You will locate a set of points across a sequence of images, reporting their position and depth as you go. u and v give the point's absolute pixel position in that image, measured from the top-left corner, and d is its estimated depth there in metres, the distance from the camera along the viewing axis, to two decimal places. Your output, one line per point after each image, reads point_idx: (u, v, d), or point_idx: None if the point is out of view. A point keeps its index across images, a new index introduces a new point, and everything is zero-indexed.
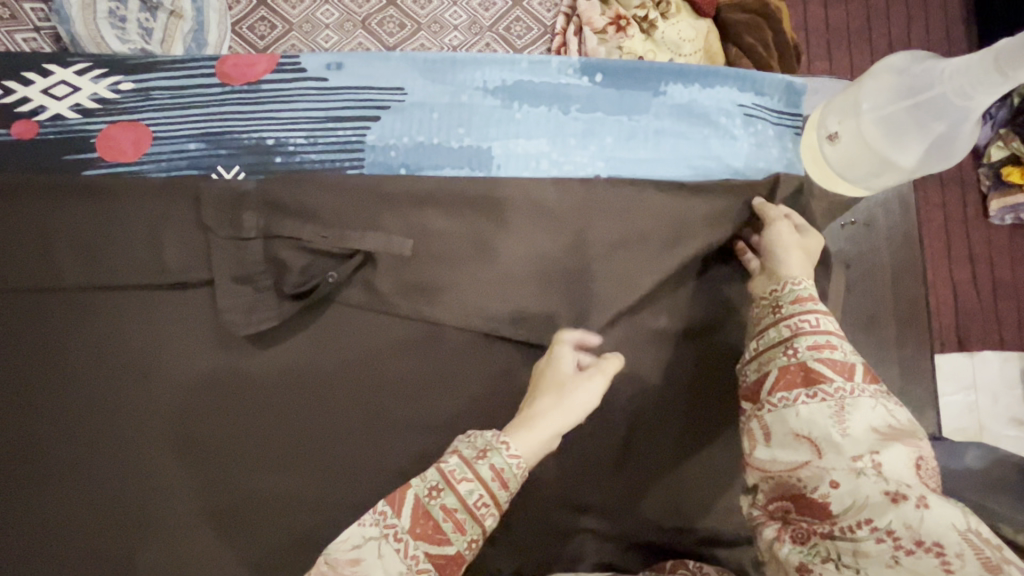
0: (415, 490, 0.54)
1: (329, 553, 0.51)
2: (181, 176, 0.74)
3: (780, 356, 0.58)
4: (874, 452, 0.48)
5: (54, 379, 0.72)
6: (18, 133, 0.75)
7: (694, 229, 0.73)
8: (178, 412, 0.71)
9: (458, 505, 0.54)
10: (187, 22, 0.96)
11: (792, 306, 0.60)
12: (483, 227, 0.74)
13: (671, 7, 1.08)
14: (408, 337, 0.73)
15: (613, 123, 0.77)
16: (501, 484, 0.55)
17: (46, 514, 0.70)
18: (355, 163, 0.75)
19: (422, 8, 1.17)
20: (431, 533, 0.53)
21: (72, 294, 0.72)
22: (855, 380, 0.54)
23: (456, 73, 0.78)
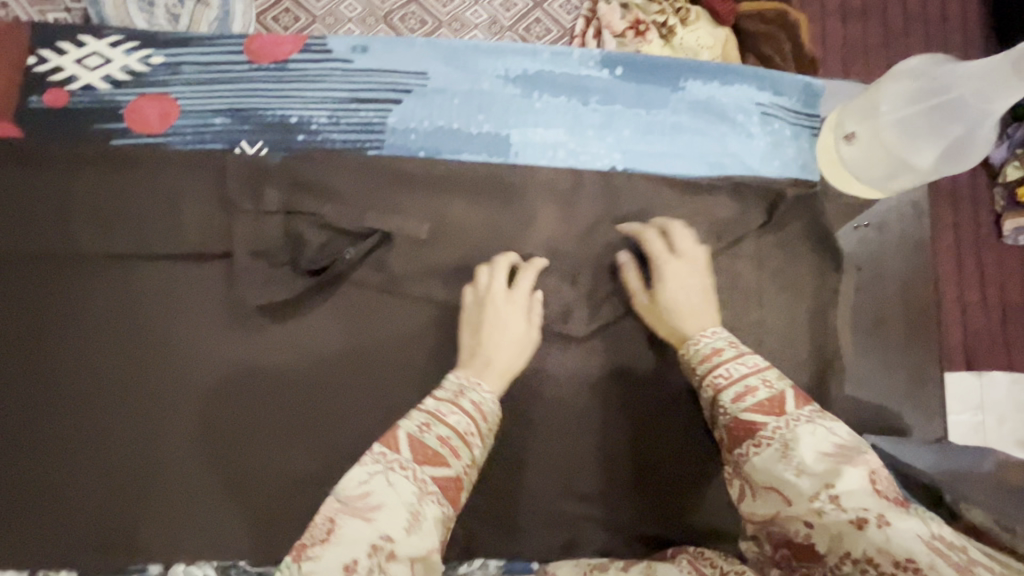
0: (407, 429, 0.55)
1: (335, 496, 0.50)
2: (206, 149, 0.75)
3: (718, 418, 0.58)
4: (829, 486, 0.47)
5: (72, 343, 0.73)
6: (50, 102, 0.76)
7: (706, 226, 0.75)
8: (193, 386, 0.73)
9: (450, 432, 0.56)
10: (214, 11, 0.96)
11: (702, 365, 0.61)
12: (499, 215, 0.75)
13: (692, 14, 1.10)
14: (421, 318, 0.74)
15: (631, 116, 0.77)
16: (480, 416, 0.60)
17: (57, 476, 0.71)
18: (376, 144, 0.76)
19: (443, 6, 1.18)
20: (432, 457, 0.54)
21: (96, 261, 0.74)
22: (786, 412, 0.54)
23: (478, 61, 0.77)
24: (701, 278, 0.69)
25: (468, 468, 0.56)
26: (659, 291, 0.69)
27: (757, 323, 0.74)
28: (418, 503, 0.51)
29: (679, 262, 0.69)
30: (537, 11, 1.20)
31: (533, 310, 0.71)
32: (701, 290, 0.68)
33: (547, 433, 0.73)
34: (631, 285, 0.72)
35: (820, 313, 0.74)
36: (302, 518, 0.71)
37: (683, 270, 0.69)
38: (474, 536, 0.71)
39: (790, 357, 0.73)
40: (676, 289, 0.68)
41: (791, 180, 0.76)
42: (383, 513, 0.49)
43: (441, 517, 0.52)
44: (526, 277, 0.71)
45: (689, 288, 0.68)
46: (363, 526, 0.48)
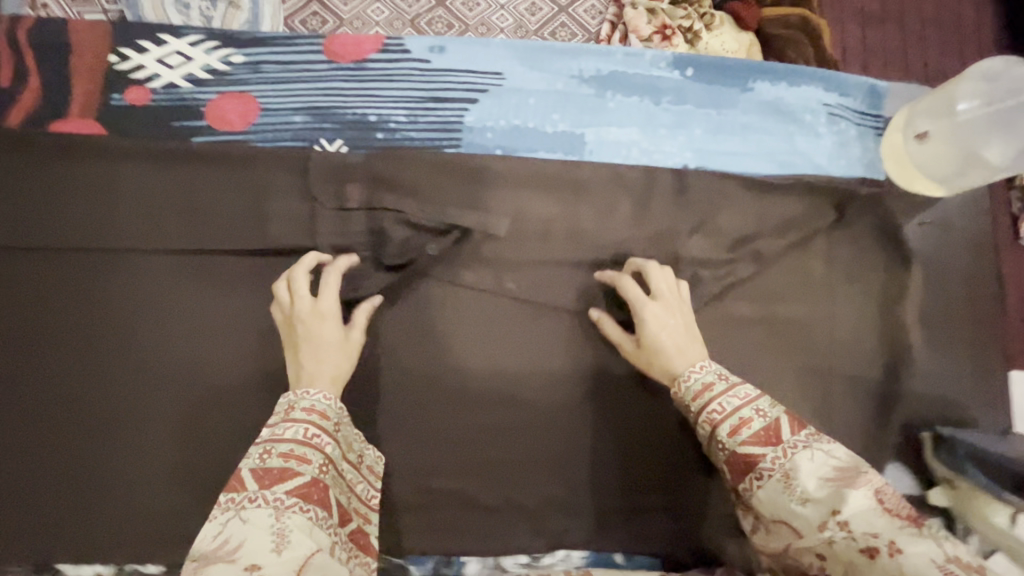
0: (248, 466, 0.53)
1: (193, 559, 0.47)
2: (288, 147, 0.76)
3: (718, 452, 0.58)
4: (836, 513, 0.49)
5: (128, 336, 0.73)
6: (133, 99, 0.77)
7: (778, 223, 0.77)
8: (245, 377, 0.73)
9: (292, 443, 0.55)
10: (244, 14, 0.97)
11: (696, 402, 0.61)
12: (575, 211, 0.77)
13: (716, 20, 1.14)
14: (501, 313, 0.75)
15: (701, 116, 0.79)
16: (320, 416, 0.58)
17: (111, 467, 0.71)
18: (453, 142, 0.78)
19: (470, 11, 1.20)
20: (280, 475, 0.53)
21: (174, 257, 0.75)
22: (782, 440, 0.54)
23: (553, 62, 0.79)
24: (682, 317, 0.68)
25: (325, 466, 0.56)
26: (642, 336, 0.68)
27: (829, 316, 0.76)
28: (280, 521, 0.50)
29: (658, 304, 0.69)
30: (562, 15, 1.22)
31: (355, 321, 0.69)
32: (682, 328, 0.67)
33: (626, 425, 0.74)
34: (611, 335, 0.72)
35: (889, 307, 0.76)
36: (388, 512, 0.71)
37: (663, 311, 0.68)
38: (558, 527, 0.72)
39: (861, 349, 0.76)
40: (659, 333, 0.67)
41: (859, 178, 0.78)
42: (247, 546, 0.47)
43: (314, 522, 0.52)
44: (329, 276, 0.69)
45: (671, 328, 0.67)
46: (226, 568, 0.46)
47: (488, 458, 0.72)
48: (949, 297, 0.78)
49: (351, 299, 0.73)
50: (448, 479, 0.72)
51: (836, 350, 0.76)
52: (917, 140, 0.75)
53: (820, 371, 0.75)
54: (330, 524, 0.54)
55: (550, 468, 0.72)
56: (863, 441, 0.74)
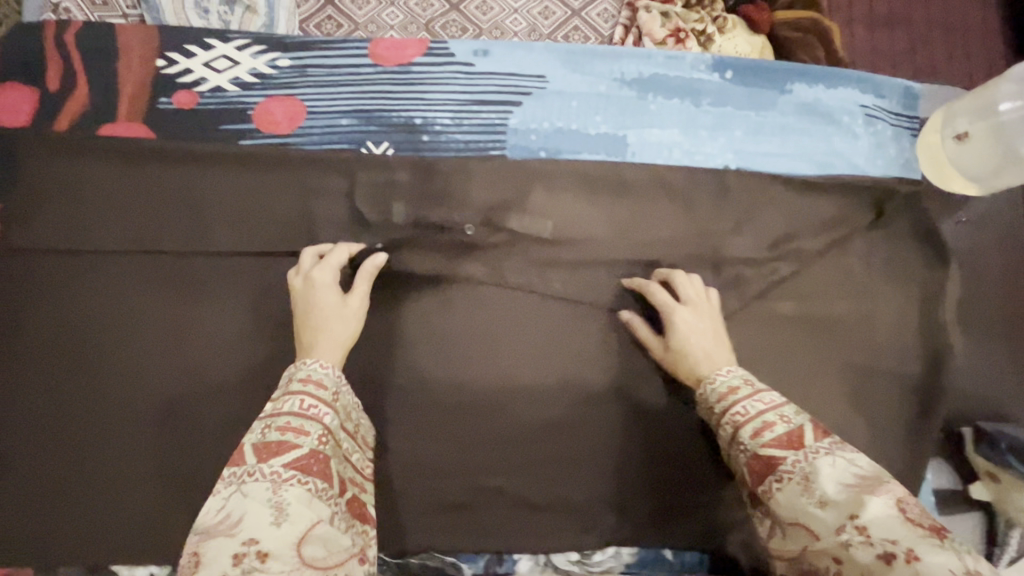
0: (250, 440, 0.55)
1: (194, 532, 0.49)
2: (336, 149, 0.77)
3: (738, 454, 0.58)
4: (853, 517, 0.48)
5: (136, 338, 0.73)
6: (180, 103, 0.77)
7: (819, 222, 0.78)
8: (259, 383, 0.74)
9: (288, 416, 0.57)
10: (261, 18, 0.97)
11: (720, 404, 0.62)
12: (619, 211, 0.78)
13: (728, 23, 1.15)
14: (547, 313, 0.76)
15: (742, 117, 0.80)
16: (318, 385, 0.60)
17: (116, 469, 0.71)
18: (498, 144, 0.78)
19: (483, 14, 1.20)
20: (278, 449, 0.54)
21: (218, 259, 0.75)
22: (804, 445, 0.54)
23: (594, 65, 0.80)
24: (709, 321, 0.71)
25: (324, 436, 0.57)
26: (672, 340, 0.70)
27: (870, 314, 0.77)
28: (277, 494, 0.51)
29: (687, 309, 0.71)
30: (575, 18, 1.22)
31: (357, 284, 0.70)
32: (710, 333, 0.70)
33: (676, 423, 0.75)
34: (638, 333, 0.74)
35: (929, 304, 0.78)
36: (438, 510, 0.72)
37: (691, 315, 0.71)
38: (607, 524, 0.73)
39: (901, 346, 0.77)
40: (688, 337, 0.69)
41: (897, 178, 0.80)
42: (246, 520, 0.49)
43: (314, 493, 0.53)
44: (336, 253, 0.71)
45: (699, 333, 0.70)
46: (226, 541, 0.48)
47: (538, 456, 0.73)
48: (986, 294, 0.80)
49: (405, 299, 0.75)
50: (497, 476, 0.72)
51: (878, 346, 0.77)
52: (955, 140, 0.78)
53: (862, 368, 0.76)
54: (332, 494, 0.55)
55: (601, 465, 0.73)
56: (906, 436, 0.75)
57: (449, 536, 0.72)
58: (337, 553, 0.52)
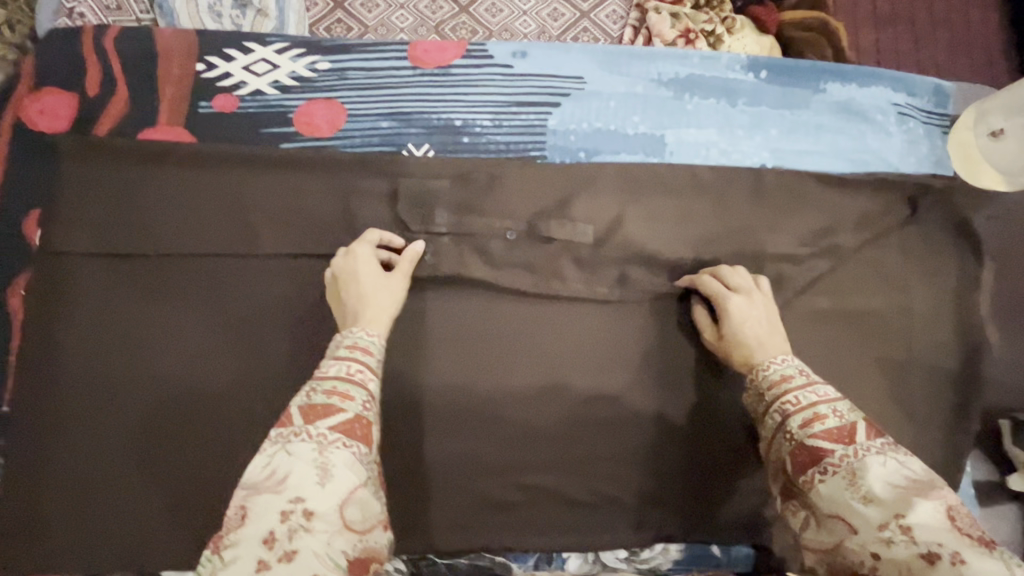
0: (296, 403, 0.55)
1: (242, 488, 0.49)
2: (377, 152, 0.78)
3: (782, 444, 0.57)
4: (899, 517, 0.47)
5: (134, 335, 0.72)
6: (219, 106, 0.78)
7: (858, 218, 0.78)
8: (258, 387, 0.72)
9: (334, 380, 0.56)
10: (272, 22, 0.97)
11: (771, 391, 0.61)
12: (657, 209, 0.78)
13: (737, 23, 1.16)
14: (589, 314, 0.76)
15: (777, 116, 0.82)
16: (364, 352, 0.60)
17: (107, 468, 0.70)
18: (538, 146, 0.79)
19: (493, 16, 1.19)
20: (323, 411, 0.54)
21: (250, 262, 0.74)
22: (855, 441, 0.53)
23: (632, 65, 0.82)
24: (763, 310, 0.70)
25: (368, 402, 0.56)
26: (725, 327, 0.69)
27: (908, 309, 0.78)
28: (323, 455, 0.50)
29: (740, 297, 0.70)
30: (585, 20, 1.20)
31: (399, 267, 0.70)
32: (766, 322, 0.68)
33: (721, 421, 0.75)
34: (699, 320, 0.74)
35: (964, 298, 0.79)
36: (487, 510, 0.72)
37: (746, 304, 0.70)
38: (654, 521, 0.73)
39: (939, 340, 0.78)
40: (743, 325, 0.68)
41: (929, 174, 0.82)
42: (292, 478, 0.49)
43: (357, 457, 0.52)
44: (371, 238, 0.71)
45: (754, 321, 0.69)
46: (273, 498, 0.48)
47: (584, 456, 0.73)
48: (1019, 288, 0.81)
49: (446, 299, 0.74)
50: (544, 476, 0.72)
51: (916, 340, 0.78)
52: (988, 137, 0.82)
53: (902, 362, 0.77)
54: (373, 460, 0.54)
55: (648, 464, 0.73)
56: (947, 428, 0.76)
57: (497, 536, 0.72)
58: (375, 521, 0.51)
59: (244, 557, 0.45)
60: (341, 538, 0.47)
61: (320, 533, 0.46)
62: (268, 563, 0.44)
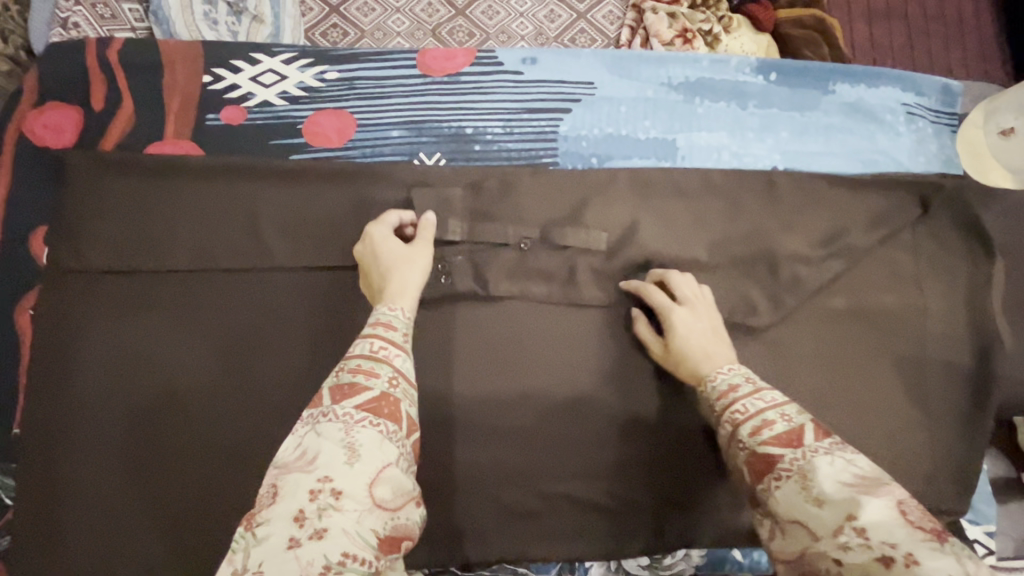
0: (327, 384, 0.54)
1: (274, 467, 0.49)
2: (388, 161, 0.77)
3: (738, 453, 0.57)
4: (850, 518, 0.46)
5: (130, 345, 0.71)
6: (228, 118, 0.78)
7: (871, 217, 0.78)
8: (259, 396, 0.71)
9: (360, 359, 0.55)
10: (268, 28, 0.97)
11: (720, 402, 0.61)
12: (671, 212, 0.77)
13: (733, 22, 1.15)
14: (605, 321, 0.75)
15: (787, 118, 0.82)
16: (387, 327, 0.59)
17: (105, 482, 0.69)
18: (550, 152, 0.79)
19: (490, 19, 1.18)
20: (350, 390, 0.53)
21: (258, 273, 0.73)
22: (804, 443, 0.53)
23: (642, 70, 0.83)
24: (708, 319, 0.69)
25: (393, 379, 0.55)
26: (670, 339, 0.69)
27: (922, 308, 0.78)
28: (351, 435, 0.49)
29: (685, 309, 0.70)
30: (581, 21, 1.20)
31: (420, 237, 0.69)
32: (711, 332, 0.68)
33: None
34: (643, 336, 0.72)
35: (977, 296, 0.79)
36: (508, 519, 0.71)
37: (690, 315, 0.69)
38: (677, 529, 0.72)
39: (953, 337, 0.78)
40: (686, 337, 0.68)
41: (939, 172, 0.82)
42: (321, 458, 0.48)
43: (385, 435, 0.51)
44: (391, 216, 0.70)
45: (698, 332, 0.68)
46: (302, 476, 0.47)
47: (603, 464, 0.72)
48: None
49: (459, 308, 0.74)
50: (565, 484, 0.71)
51: (930, 338, 0.78)
52: (999, 135, 0.83)
53: (917, 360, 0.77)
54: (404, 437, 0.53)
55: (668, 471, 0.72)
56: (963, 425, 0.76)
57: (517, 546, 0.71)
58: (406, 497, 0.50)
59: (276, 534, 0.44)
60: (371, 516, 0.46)
61: (350, 512, 0.45)
62: (299, 541, 0.43)
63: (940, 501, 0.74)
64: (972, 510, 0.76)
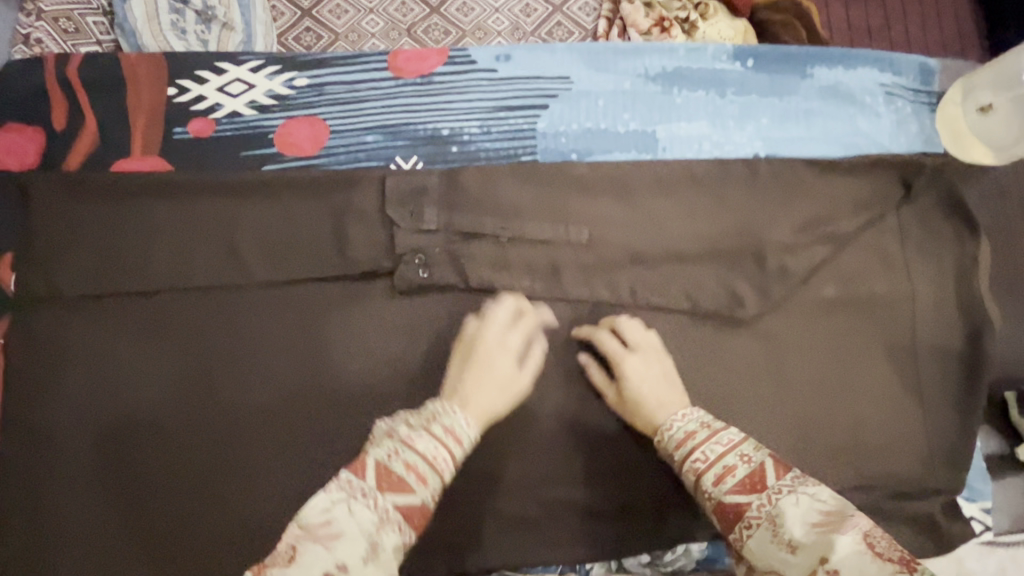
0: (375, 454, 0.52)
1: (296, 523, 0.48)
2: (363, 167, 0.76)
3: (703, 503, 0.56)
4: (823, 561, 0.46)
5: (98, 370, 0.69)
6: (196, 131, 0.76)
7: (855, 201, 0.78)
8: (233, 417, 0.69)
9: (418, 454, 0.52)
10: (238, 35, 0.94)
11: (678, 451, 0.59)
12: (653, 205, 0.76)
13: (710, 9, 1.13)
14: (593, 320, 0.74)
15: (766, 104, 0.81)
16: (456, 442, 0.55)
17: (79, 512, 0.67)
18: (528, 150, 0.78)
19: (466, 15, 1.16)
20: (398, 483, 0.50)
21: (230, 290, 0.71)
22: (766, 487, 0.53)
23: (618, 62, 0.82)
24: (662, 365, 0.68)
25: (438, 494, 0.52)
26: (624, 388, 0.67)
27: (912, 289, 0.78)
28: (379, 532, 0.48)
29: (636, 356, 0.68)
30: (557, 14, 1.18)
31: (522, 325, 0.68)
32: (664, 378, 0.67)
33: (735, 420, 0.73)
34: (595, 379, 0.70)
35: (966, 274, 0.78)
36: (505, 526, 0.70)
37: (641, 362, 0.67)
38: (675, 524, 0.71)
39: (943, 317, 0.78)
40: (641, 386, 0.66)
41: (920, 152, 0.82)
42: (344, 540, 0.46)
43: (404, 545, 0.49)
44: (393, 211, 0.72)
45: (651, 379, 0.67)
46: (322, 551, 0.46)
47: (596, 464, 0.71)
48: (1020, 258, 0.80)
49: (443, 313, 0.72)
50: (560, 487, 0.71)
51: (920, 318, 0.77)
52: (977, 112, 0.83)
53: (907, 342, 0.77)
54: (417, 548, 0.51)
55: (663, 467, 0.71)
56: (955, 405, 0.76)
57: (514, 551, 0.70)
58: None
59: None
60: None
61: None
62: None
63: (935, 481, 0.74)
64: (967, 488, 0.76)
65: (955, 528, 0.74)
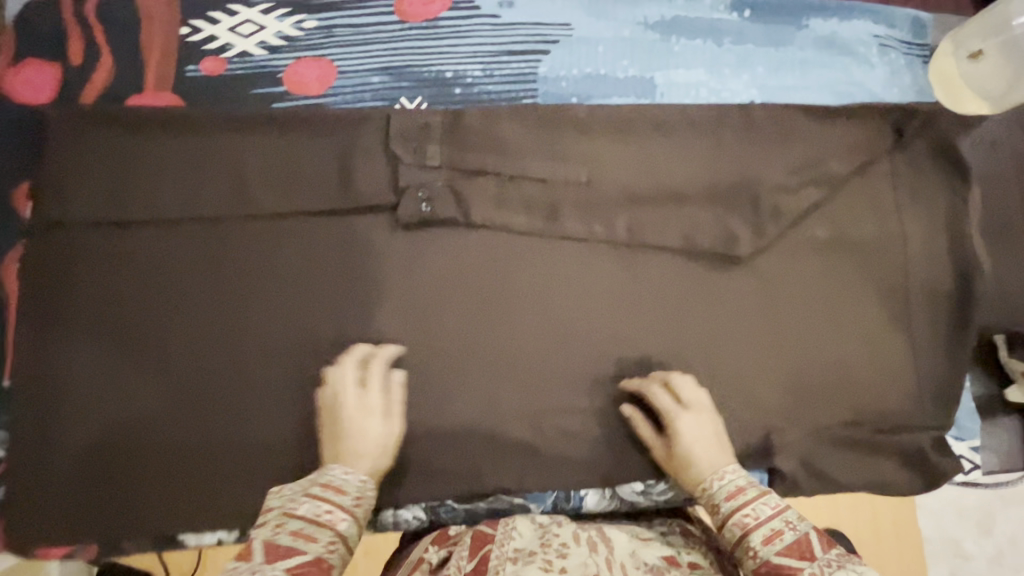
0: (261, 535, 0.51)
1: None
2: (369, 106, 0.78)
3: (745, 561, 0.55)
4: None
5: (104, 317, 0.71)
6: (207, 69, 0.79)
7: (849, 145, 0.79)
8: (235, 362, 0.70)
9: (303, 520, 0.52)
10: None
11: (727, 503, 0.59)
12: (650, 147, 0.78)
13: None
14: (590, 259, 0.75)
15: (762, 54, 0.83)
16: (337, 491, 0.56)
17: (85, 457, 0.69)
18: (529, 93, 0.81)
19: None
20: (286, 551, 0.49)
21: (237, 223, 0.73)
22: (816, 556, 0.53)
23: (619, 10, 0.84)
24: (716, 426, 0.66)
25: (334, 545, 0.52)
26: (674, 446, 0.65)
27: (904, 232, 0.79)
28: None
29: (691, 415, 0.66)
30: None
31: (372, 377, 0.66)
32: (716, 442, 0.65)
33: (729, 355, 0.75)
34: (644, 434, 0.70)
35: (959, 218, 0.80)
36: (502, 452, 0.72)
37: (695, 422, 0.65)
38: None
39: (935, 261, 0.79)
40: (692, 446, 0.64)
41: (911, 102, 0.84)
42: None
43: None
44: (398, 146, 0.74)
45: (705, 441, 0.64)
46: None
47: (592, 392, 0.73)
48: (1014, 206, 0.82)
49: (445, 245, 0.74)
50: (556, 415, 0.72)
51: (912, 260, 0.79)
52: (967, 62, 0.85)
53: (898, 283, 0.78)
54: None
55: None
56: (945, 347, 0.78)
57: (511, 476, 0.72)
58: None
59: None
60: None
61: None
62: None
63: (924, 418, 0.76)
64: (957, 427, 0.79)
65: (943, 463, 0.76)
